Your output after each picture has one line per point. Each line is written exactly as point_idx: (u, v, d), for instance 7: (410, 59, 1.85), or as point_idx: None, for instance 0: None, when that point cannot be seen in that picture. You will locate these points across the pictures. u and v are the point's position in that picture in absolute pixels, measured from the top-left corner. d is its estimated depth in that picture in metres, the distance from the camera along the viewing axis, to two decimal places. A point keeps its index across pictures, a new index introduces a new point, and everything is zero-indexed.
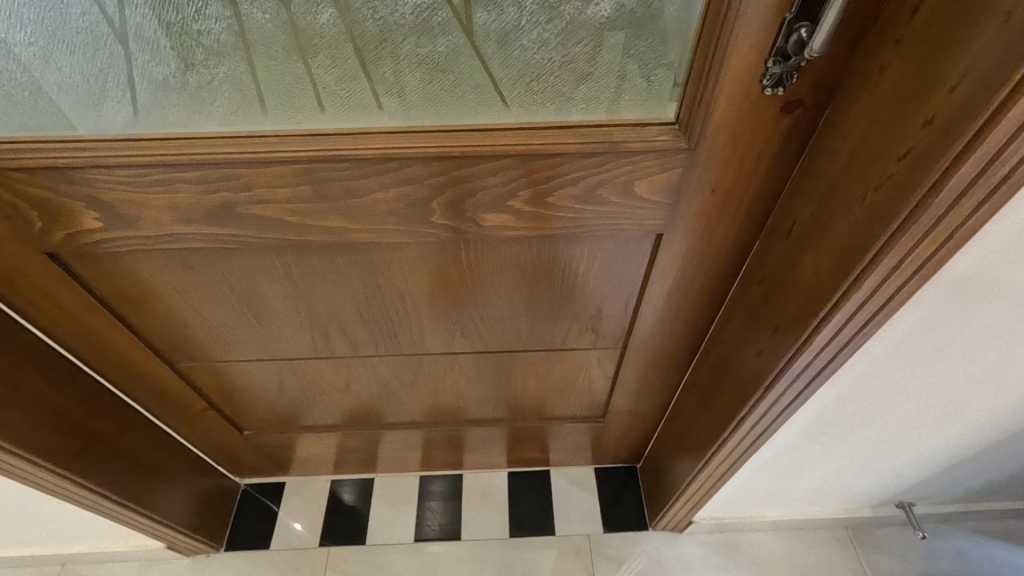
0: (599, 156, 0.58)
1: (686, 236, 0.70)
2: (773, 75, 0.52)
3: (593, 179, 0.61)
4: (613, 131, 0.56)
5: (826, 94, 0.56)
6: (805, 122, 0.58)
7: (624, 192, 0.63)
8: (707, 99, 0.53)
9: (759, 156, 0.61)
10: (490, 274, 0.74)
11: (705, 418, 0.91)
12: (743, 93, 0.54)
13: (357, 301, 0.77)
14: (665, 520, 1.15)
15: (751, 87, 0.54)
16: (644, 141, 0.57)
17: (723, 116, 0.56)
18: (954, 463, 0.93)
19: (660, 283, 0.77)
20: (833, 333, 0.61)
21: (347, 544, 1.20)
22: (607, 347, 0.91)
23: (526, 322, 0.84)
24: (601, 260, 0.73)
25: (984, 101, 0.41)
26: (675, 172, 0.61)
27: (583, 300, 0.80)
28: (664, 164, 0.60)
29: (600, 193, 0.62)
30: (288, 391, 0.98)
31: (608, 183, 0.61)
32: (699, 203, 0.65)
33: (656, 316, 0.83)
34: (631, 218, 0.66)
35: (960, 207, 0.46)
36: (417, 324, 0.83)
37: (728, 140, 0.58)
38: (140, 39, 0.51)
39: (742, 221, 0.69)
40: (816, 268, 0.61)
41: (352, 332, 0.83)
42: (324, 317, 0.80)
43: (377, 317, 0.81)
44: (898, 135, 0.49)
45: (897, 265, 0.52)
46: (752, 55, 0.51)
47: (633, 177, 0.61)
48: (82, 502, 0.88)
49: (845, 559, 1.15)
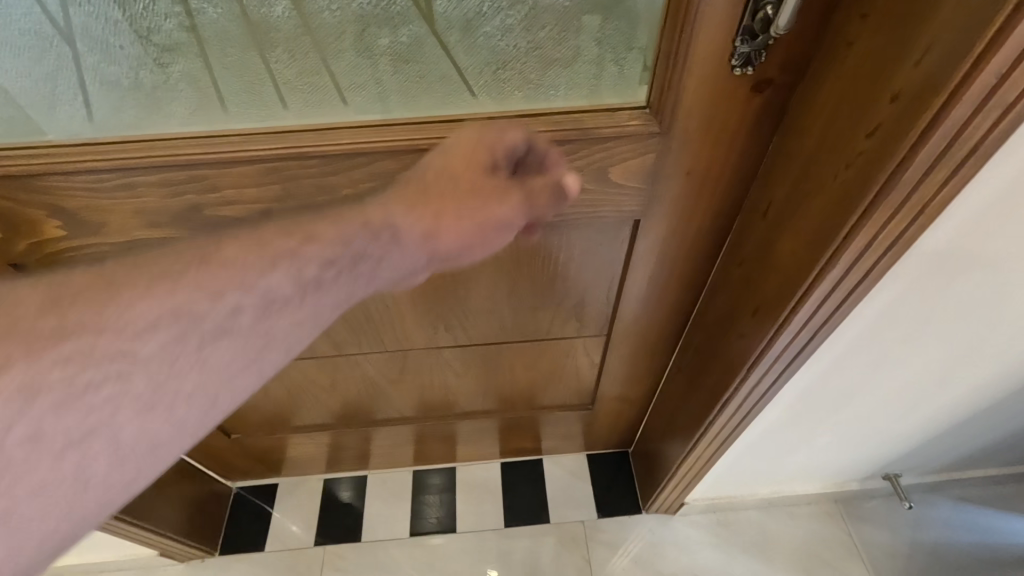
0: (573, 144, 0.56)
1: (664, 222, 0.69)
2: (741, 55, 0.51)
3: (567, 167, 0.59)
4: (586, 117, 0.55)
5: (796, 72, 0.55)
6: (777, 101, 0.57)
7: (599, 179, 0.61)
8: (678, 81, 0.52)
9: (732, 138, 0.60)
10: (468, 269, 0.75)
11: (691, 401, 0.91)
12: (715, 74, 0.53)
13: (337, 300, 0.78)
14: (657, 503, 1.15)
15: (724, 68, 0.52)
16: (617, 127, 0.55)
17: (694, 98, 0.54)
18: (940, 433, 0.93)
19: (641, 270, 0.76)
20: (810, 314, 0.60)
21: (341, 542, 1.19)
22: (592, 334, 0.90)
23: (510, 315, 0.84)
24: (581, 247, 0.73)
25: (948, 75, 0.40)
26: (649, 157, 0.60)
27: (565, 290, 0.80)
28: (638, 149, 0.58)
29: (575, 180, 0.61)
30: (274, 391, 0.96)
31: (583, 171, 0.60)
32: (674, 187, 0.64)
33: (639, 302, 0.82)
34: (608, 205, 0.65)
35: (929, 183, 0.45)
36: (399, 320, 0.83)
37: (701, 122, 0.57)
38: (88, 39, 0.46)
39: (719, 204, 0.68)
40: (792, 250, 0.60)
41: (335, 334, 0.84)
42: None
43: (360, 317, 0.81)
44: (867, 112, 0.48)
45: (870, 244, 0.51)
46: (720, 34, 0.49)
47: (608, 162, 0.59)
48: None
49: (835, 532, 1.16)
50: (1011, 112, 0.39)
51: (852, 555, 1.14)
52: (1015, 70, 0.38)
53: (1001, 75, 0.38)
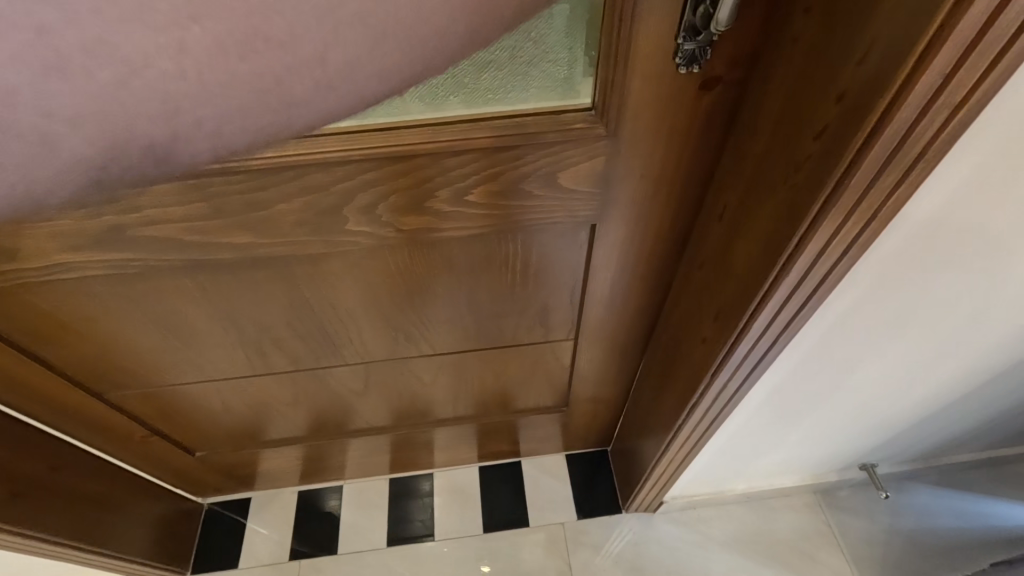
0: (514, 151, 0.51)
1: (624, 225, 0.62)
2: (686, 54, 0.45)
3: (513, 174, 0.53)
4: (529, 122, 0.49)
5: (747, 67, 0.48)
6: (730, 99, 0.51)
7: (551, 184, 0.55)
8: (622, 81, 0.46)
9: (684, 140, 0.53)
10: (430, 275, 0.65)
11: (661, 403, 0.85)
12: (660, 75, 0.47)
13: (285, 314, 0.68)
14: (637, 502, 1.10)
15: (667, 66, 0.47)
16: (560, 131, 0.50)
17: (640, 99, 0.48)
18: (919, 420, 0.87)
19: (602, 278, 0.69)
20: (766, 322, 0.55)
21: (315, 553, 1.13)
22: (558, 338, 0.82)
23: (476, 322, 0.75)
24: (541, 253, 0.65)
25: (889, 73, 0.35)
26: (598, 161, 0.54)
27: (527, 299, 0.73)
28: (585, 152, 0.53)
29: (524, 187, 0.55)
30: (236, 408, 0.88)
31: (532, 177, 0.54)
32: (626, 191, 0.58)
33: (605, 309, 0.76)
34: (563, 211, 0.58)
35: (878, 186, 0.40)
36: (358, 333, 0.74)
37: (650, 124, 0.51)
38: None
39: (679, 206, 0.61)
40: (747, 255, 0.55)
41: (289, 348, 0.75)
42: (254, 331, 0.71)
43: (314, 329, 0.72)
44: (813, 111, 0.43)
45: (820, 252, 0.46)
46: (661, 32, 0.44)
47: (556, 169, 0.54)
48: (33, 550, 0.80)
49: (812, 522, 1.12)
50: (960, 112, 0.35)
51: (833, 547, 1.10)
52: (962, 69, 0.32)
53: (945, 75, 0.33)
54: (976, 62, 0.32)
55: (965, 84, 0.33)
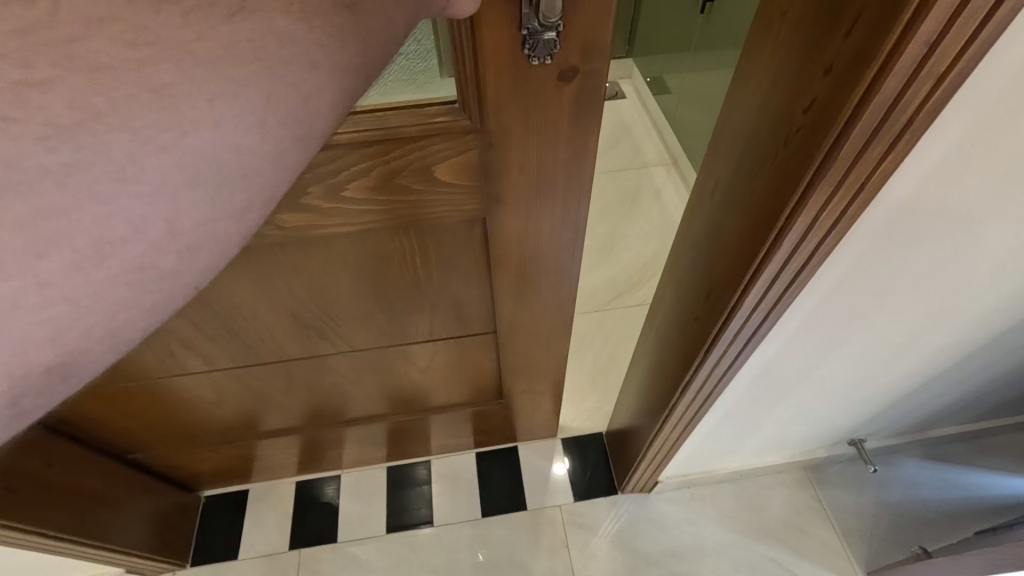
0: (377, 146, 0.50)
1: (512, 222, 0.61)
2: (534, 45, 0.44)
3: (385, 168, 0.52)
4: (387, 115, 0.49)
5: (604, 57, 0.47)
6: (593, 87, 0.49)
7: (427, 178, 0.55)
8: (474, 74, 0.46)
9: (555, 134, 0.52)
10: (427, 263, 0.67)
11: (660, 382, 0.87)
12: (511, 69, 0.46)
13: (195, 318, 0.69)
14: (632, 483, 1.12)
15: (519, 59, 0.45)
16: (419, 123, 0.49)
17: (500, 93, 0.48)
18: (908, 395, 0.89)
19: (507, 275, 0.68)
20: (759, 297, 0.56)
21: (318, 544, 1.13)
22: (481, 334, 0.82)
23: (383, 313, 0.74)
24: (442, 245, 0.64)
25: (874, 47, 0.35)
26: (471, 155, 0.53)
27: (433, 293, 0.72)
28: (454, 145, 0.52)
29: (400, 182, 0.54)
30: (234, 398, 0.88)
31: (405, 171, 0.53)
32: (508, 187, 0.57)
33: (519, 305, 0.74)
34: (445, 204, 0.58)
35: (865, 160, 0.40)
36: (357, 324, 0.75)
37: (520, 121, 0.50)
38: None
39: (565, 202, 0.60)
40: (740, 230, 0.56)
41: (201, 350, 0.75)
42: (159, 336, 0.70)
43: (220, 329, 0.72)
44: (801, 86, 0.44)
45: (813, 223, 0.46)
46: (504, 31, 0.43)
47: (428, 163, 0.53)
48: (21, 541, 0.79)
49: (806, 499, 1.16)
50: (944, 81, 0.35)
51: (823, 521, 1.14)
52: (946, 38, 0.32)
53: (932, 42, 0.33)
54: (962, 28, 0.32)
55: (952, 50, 0.33)
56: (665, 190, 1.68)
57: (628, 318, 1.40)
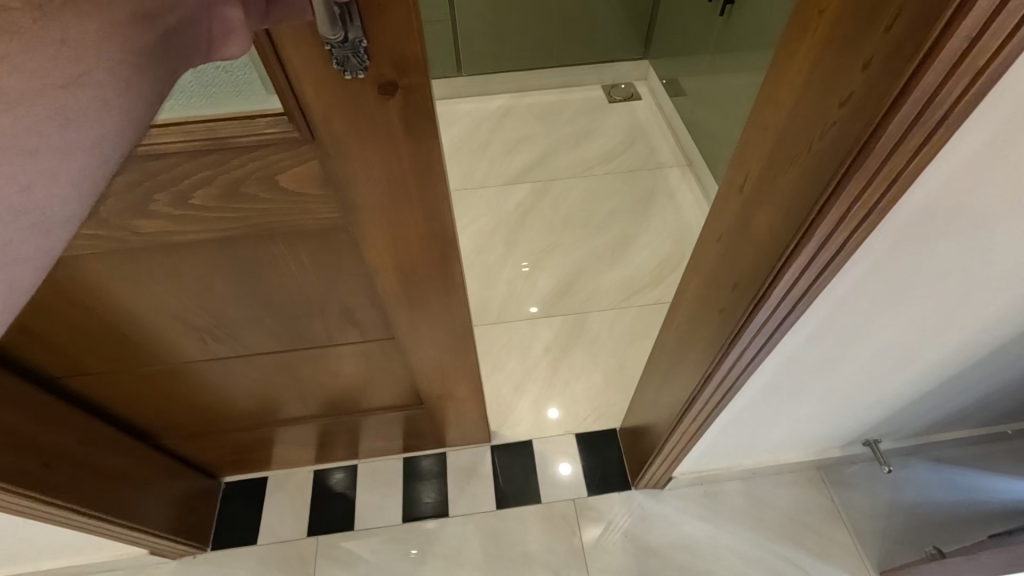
0: (211, 155, 0.52)
1: (374, 230, 0.63)
2: (343, 61, 0.45)
3: (227, 178, 0.54)
4: (217, 126, 0.50)
5: (421, 71, 0.48)
6: (418, 101, 0.50)
7: (273, 187, 0.56)
8: (295, 89, 0.48)
9: (392, 144, 0.54)
10: (320, 265, 0.69)
11: (679, 377, 0.94)
12: (326, 82, 0.47)
13: (163, 309, 0.73)
14: (647, 478, 1.17)
15: (332, 73, 0.47)
16: (252, 136, 0.51)
17: (327, 104, 0.49)
18: (918, 397, 0.93)
19: (388, 279, 0.71)
20: (787, 288, 0.61)
21: (336, 531, 1.20)
22: (379, 338, 0.86)
23: (270, 314, 0.77)
24: (313, 252, 0.66)
25: (916, 41, 0.38)
26: (313, 164, 0.55)
27: (319, 298, 0.75)
28: (294, 157, 0.54)
29: (246, 190, 0.56)
30: (265, 383, 0.94)
31: (250, 180, 0.55)
32: (361, 196, 0.58)
33: (397, 311, 0.77)
34: (299, 212, 0.60)
35: (901, 152, 0.44)
36: (316, 319, 0.80)
37: (354, 132, 0.52)
38: None
39: (425, 213, 0.62)
40: (770, 223, 0.60)
41: (193, 337, 0.80)
42: (203, 320, 0.77)
43: (111, 327, 0.75)
44: (837, 80, 0.46)
45: (845, 216, 0.51)
46: (308, 52, 0.45)
47: (271, 172, 0.54)
48: (54, 518, 0.86)
49: (818, 497, 1.21)
50: (983, 74, 0.39)
51: (838, 522, 1.18)
52: (988, 31, 0.36)
53: (971, 38, 0.37)
54: (1001, 25, 0.36)
55: (991, 46, 0.37)
56: (680, 192, 1.73)
57: (641, 318, 1.46)
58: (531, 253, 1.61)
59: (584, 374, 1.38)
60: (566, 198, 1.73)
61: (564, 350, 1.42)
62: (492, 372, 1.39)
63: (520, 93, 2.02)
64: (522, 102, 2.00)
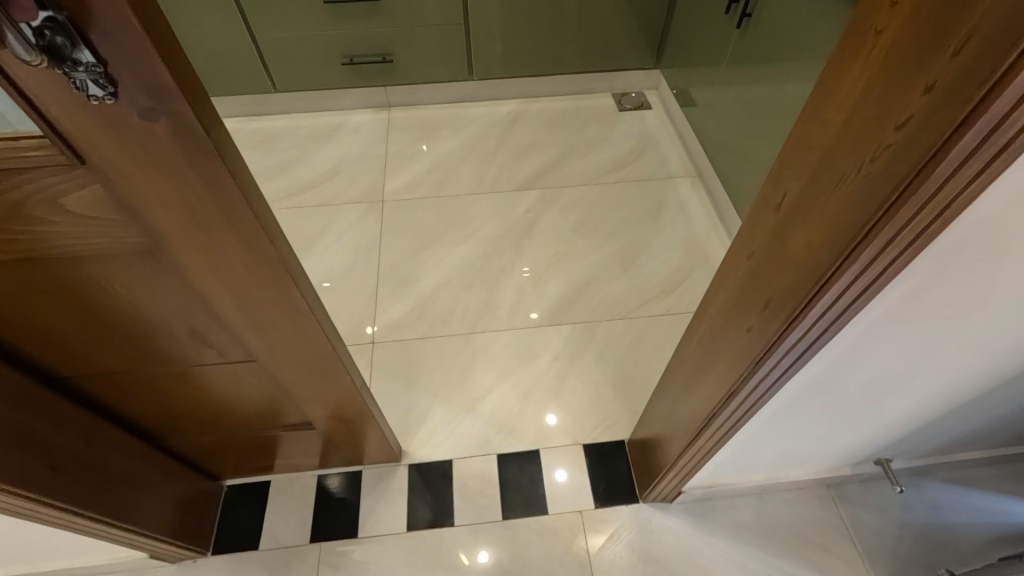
0: None
1: (190, 258, 0.60)
2: (81, 85, 0.41)
3: (8, 200, 0.50)
4: None
5: (179, 98, 0.45)
6: (183, 125, 0.47)
7: (60, 211, 0.52)
8: (39, 112, 0.44)
9: (179, 169, 0.50)
10: (152, 295, 0.66)
11: (697, 391, 0.90)
12: (76, 108, 0.44)
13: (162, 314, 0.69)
14: (654, 492, 1.15)
15: (78, 98, 0.43)
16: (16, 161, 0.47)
17: (84, 127, 0.45)
18: (937, 417, 0.90)
19: (225, 301, 0.68)
20: (825, 308, 0.57)
21: (339, 537, 1.16)
22: (242, 359, 0.81)
23: (128, 334, 0.73)
24: (137, 278, 0.63)
25: (989, 68, 0.35)
26: (97, 188, 0.51)
27: (166, 319, 0.70)
28: (69, 181, 0.50)
29: (33, 213, 0.52)
30: (264, 389, 0.91)
31: (34, 203, 0.51)
32: (161, 220, 0.55)
33: (251, 334, 0.75)
34: (97, 236, 0.56)
35: (960, 176, 0.41)
36: (240, 334, 0.75)
37: (133, 161, 0.49)
38: None
39: (240, 240, 0.59)
40: (806, 243, 0.56)
41: (212, 341, 0.77)
42: (183, 324, 0.72)
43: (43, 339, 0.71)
44: (892, 101, 0.42)
45: (892, 239, 0.48)
46: (45, 81, 0.41)
47: (53, 195, 0.51)
48: (60, 520, 0.84)
49: (825, 516, 1.16)
50: None
51: (844, 539, 1.14)
52: None
53: None
54: None
55: None
56: (689, 203, 1.70)
57: (651, 329, 1.43)
58: (537, 259, 1.58)
59: (590, 384, 1.34)
60: (575, 204, 1.70)
61: (573, 359, 1.39)
62: (497, 380, 1.36)
63: (529, 99, 2.00)
64: (532, 108, 1.98)
